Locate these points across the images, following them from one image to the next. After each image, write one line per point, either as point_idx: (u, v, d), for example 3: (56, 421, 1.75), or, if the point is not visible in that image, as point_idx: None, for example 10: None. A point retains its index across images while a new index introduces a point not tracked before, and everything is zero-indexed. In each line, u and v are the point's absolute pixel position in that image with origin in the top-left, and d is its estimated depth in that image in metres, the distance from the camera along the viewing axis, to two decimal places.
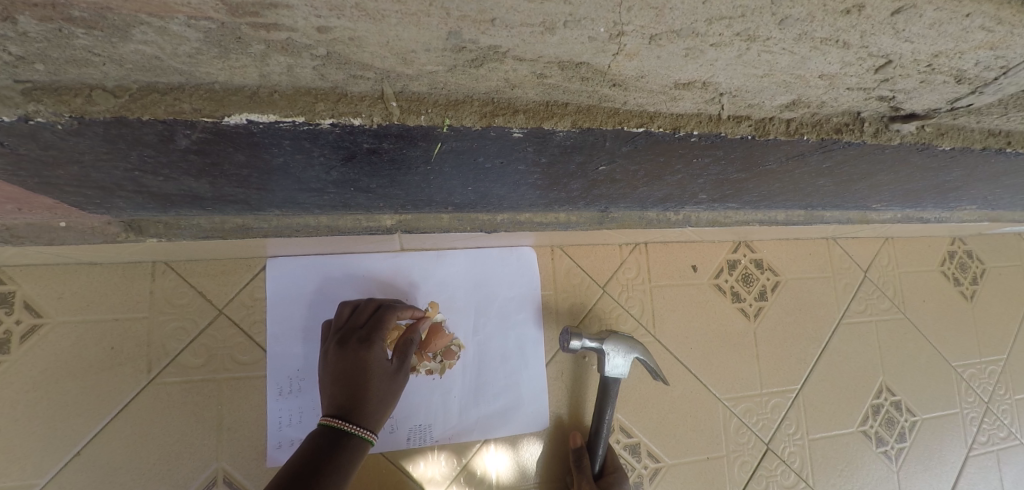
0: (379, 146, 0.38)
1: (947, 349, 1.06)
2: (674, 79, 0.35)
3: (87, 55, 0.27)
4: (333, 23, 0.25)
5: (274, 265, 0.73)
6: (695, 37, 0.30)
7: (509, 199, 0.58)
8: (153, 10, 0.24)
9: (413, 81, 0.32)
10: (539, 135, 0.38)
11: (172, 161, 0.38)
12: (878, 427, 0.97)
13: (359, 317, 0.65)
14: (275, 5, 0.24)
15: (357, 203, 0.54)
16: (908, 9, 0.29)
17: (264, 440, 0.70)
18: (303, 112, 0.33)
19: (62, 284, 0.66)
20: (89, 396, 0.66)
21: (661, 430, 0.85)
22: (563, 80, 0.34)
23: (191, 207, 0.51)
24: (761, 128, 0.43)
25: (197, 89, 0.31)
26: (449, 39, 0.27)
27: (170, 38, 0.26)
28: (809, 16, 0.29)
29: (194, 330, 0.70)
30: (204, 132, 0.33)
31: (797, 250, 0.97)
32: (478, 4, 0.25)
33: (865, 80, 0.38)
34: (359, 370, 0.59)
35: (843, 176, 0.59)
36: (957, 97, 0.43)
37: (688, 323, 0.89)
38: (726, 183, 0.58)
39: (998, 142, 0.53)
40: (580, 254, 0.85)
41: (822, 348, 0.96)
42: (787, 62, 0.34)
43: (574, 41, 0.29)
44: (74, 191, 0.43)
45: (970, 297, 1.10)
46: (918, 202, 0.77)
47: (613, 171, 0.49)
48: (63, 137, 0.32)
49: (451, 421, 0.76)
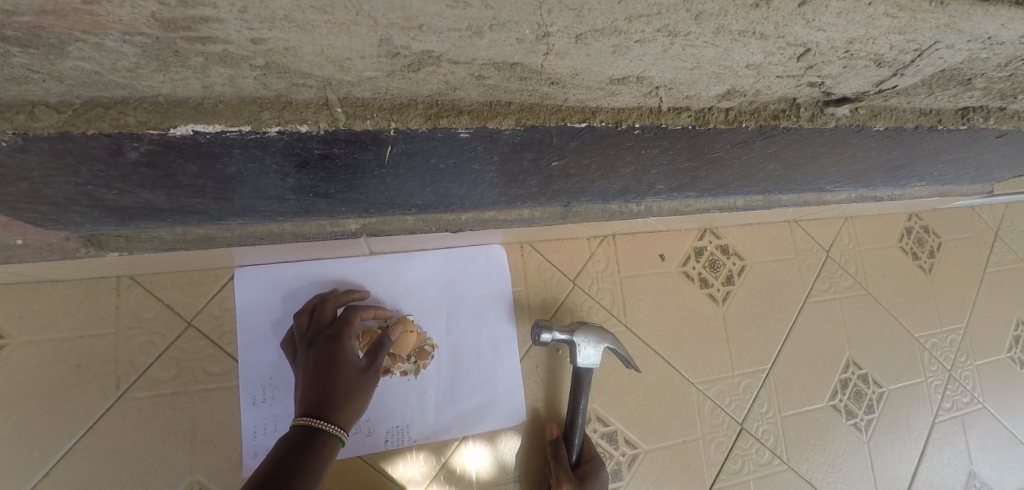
0: (330, 151, 0.39)
1: (909, 322, 1.10)
2: (608, 75, 0.37)
3: (25, 73, 0.27)
4: (266, 35, 0.26)
5: (243, 275, 0.73)
6: (619, 35, 0.32)
7: (471, 197, 0.59)
8: (85, 28, 0.25)
9: (355, 87, 0.34)
10: (485, 134, 0.40)
11: (124, 174, 0.38)
12: (848, 401, 1.01)
13: (321, 320, 0.68)
14: (206, 20, 0.25)
15: (319, 208, 0.54)
16: (813, 1, 0.31)
17: (239, 449, 0.70)
18: (249, 121, 0.34)
19: (25, 303, 0.66)
20: (60, 415, 0.66)
21: (637, 417, 0.87)
22: (502, 80, 0.35)
23: (151, 219, 0.51)
24: (701, 118, 0.46)
25: (141, 102, 0.32)
26: (381, 45, 0.29)
27: (108, 54, 0.27)
28: (722, 11, 0.31)
29: (163, 342, 0.70)
30: (152, 144, 0.34)
31: (761, 235, 1.00)
32: (403, 12, 0.26)
33: (790, 68, 0.41)
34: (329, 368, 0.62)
35: (790, 160, 0.62)
36: (881, 80, 0.46)
37: (659, 311, 0.91)
38: (680, 173, 0.60)
39: (930, 120, 0.56)
40: (549, 249, 0.86)
41: (790, 327, 1.00)
42: (711, 54, 0.36)
43: (503, 43, 0.30)
44: (27, 208, 0.43)
45: (928, 270, 1.14)
46: (869, 181, 0.81)
47: (566, 165, 0.51)
48: (9, 154, 0.33)
49: (428, 419, 0.78)
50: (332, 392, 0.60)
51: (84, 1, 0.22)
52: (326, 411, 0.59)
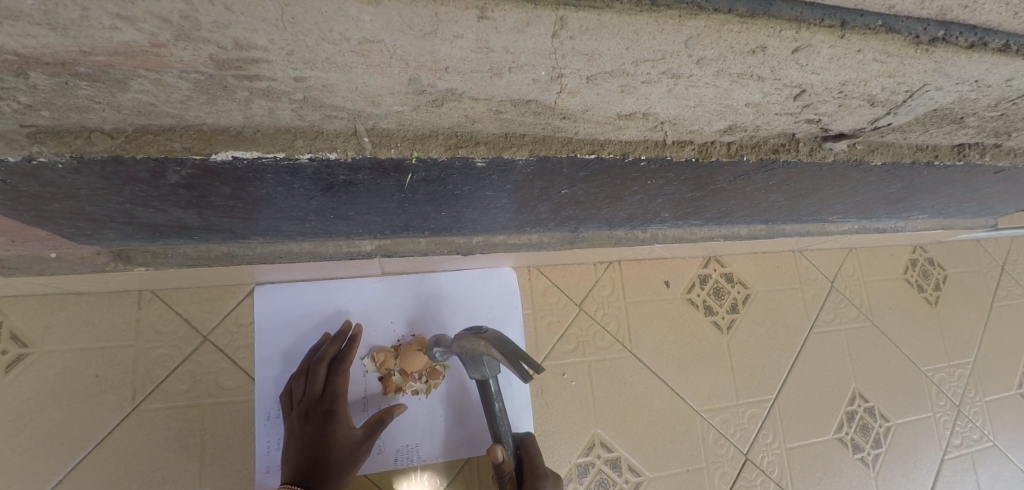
0: (355, 177, 0.42)
1: (916, 355, 1.10)
2: (616, 112, 0.39)
3: (88, 103, 0.30)
4: (307, 73, 0.29)
5: (261, 293, 0.75)
6: (626, 76, 0.34)
7: (483, 222, 0.61)
8: (148, 66, 0.27)
9: (382, 119, 0.36)
10: (500, 163, 0.42)
11: (162, 194, 0.41)
12: (854, 434, 1.00)
13: (316, 389, 0.70)
14: (256, 61, 0.28)
15: (338, 230, 0.57)
16: (806, 48, 0.34)
17: (251, 464, 0.71)
18: (284, 148, 0.36)
19: (50, 314, 0.68)
20: (76, 425, 0.67)
21: (641, 444, 0.87)
22: (517, 114, 0.38)
23: (179, 237, 0.54)
24: (704, 151, 0.48)
25: (186, 130, 0.35)
26: (410, 84, 0.32)
27: (164, 88, 0.30)
28: (721, 56, 0.33)
29: (179, 356, 0.72)
30: (193, 168, 0.36)
31: (765, 264, 1.01)
32: (432, 56, 0.29)
33: (788, 106, 0.43)
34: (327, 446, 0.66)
35: (792, 192, 0.64)
36: (876, 118, 0.48)
37: (664, 337, 0.92)
38: (684, 202, 0.62)
39: (927, 156, 0.58)
40: (557, 274, 0.88)
41: (795, 357, 1.00)
42: (713, 93, 0.38)
43: (520, 83, 0.33)
44: (67, 224, 0.46)
45: (934, 302, 1.15)
46: (871, 213, 0.82)
47: (575, 193, 0.54)
48: (62, 175, 0.35)
49: (437, 439, 0.79)
50: (328, 464, 0.66)
51: (153, 43, 0.25)
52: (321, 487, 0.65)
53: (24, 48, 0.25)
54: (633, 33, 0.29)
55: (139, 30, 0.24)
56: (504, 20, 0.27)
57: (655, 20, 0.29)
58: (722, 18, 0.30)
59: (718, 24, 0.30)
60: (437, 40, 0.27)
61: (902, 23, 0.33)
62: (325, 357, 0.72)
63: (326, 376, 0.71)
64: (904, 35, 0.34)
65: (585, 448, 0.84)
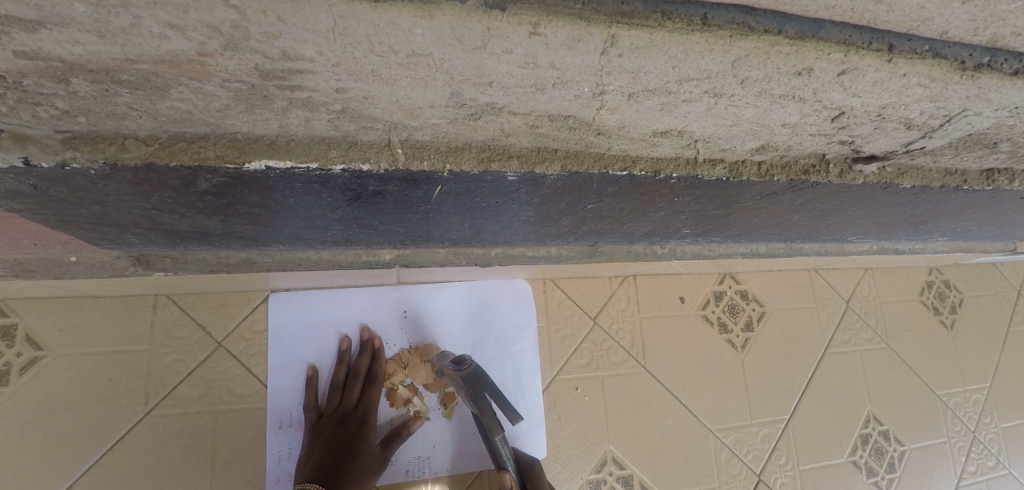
0: (383, 188, 0.41)
1: (931, 378, 1.09)
2: (652, 129, 0.39)
3: (126, 110, 0.30)
4: (350, 85, 0.29)
5: (276, 299, 0.75)
6: (668, 95, 0.34)
7: (504, 235, 0.61)
8: (191, 75, 0.27)
9: (417, 131, 0.36)
10: (531, 178, 0.42)
11: (189, 201, 0.40)
12: (868, 457, 0.99)
13: (351, 400, 0.73)
14: (301, 71, 0.27)
15: (359, 239, 0.57)
16: (852, 71, 0.33)
17: (262, 473, 0.71)
18: (317, 158, 0.36)
19: (65, 316, 0.68)
20: (86, 428, 0.66)
21: (653, 463, 0.86)
22: (553, 129, 0.37)
23: (199, 243, 0.54)
24: (734, 170, 0.47)
25: (221, 138, 0.34)
26: (451, 98, 0.31)
27: (203, 96, 0.29)
28: (766, 77, 0.33)
29: (192, 361, 0.71)
30: (225, 176, 0.36)
31: (781, 281, 1.00)
32: (478, 70, 0.28)
33: (823, 127, 0.43)
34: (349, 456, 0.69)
35: (815, 212, 0.63)
36: (910, 141, 0.47)
37: (678, 354, 0.91)
38: (708, 219, 0.62)
39: (956, 180, 0.57)
40: (572, 286, 0.87)
41: (809, 378, 0.99)
42: (751, 113, 0.38)
43: (562, 99, 0.33)
44: (91, 228, 0.46)
45: (950, 326, 1.13)
46: (891, 234, 0.81)
47: (600, 209, 0.53)
48: (93, 180, 0.35)
49: (449, 453, 0.78)
50: (347, 474, 0.67)
51: (199, 53, 0.25)
52: None
53: (70, 54, 0.24)
54: (682, 52, 0.29)
55: (187, 39, 0.24)
56: (555, 36, 0.26)
57: (706, 40, 0.28)
58: (773, 39, 0.29)
59: (768, 46, 0.29)
60: (485, 55, 0.27)
61: (949, 48, 0.33)
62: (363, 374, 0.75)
63: (362, 392, 0.74)
64: (950, 61, 0.33)
65: (597, 464, 0.83)
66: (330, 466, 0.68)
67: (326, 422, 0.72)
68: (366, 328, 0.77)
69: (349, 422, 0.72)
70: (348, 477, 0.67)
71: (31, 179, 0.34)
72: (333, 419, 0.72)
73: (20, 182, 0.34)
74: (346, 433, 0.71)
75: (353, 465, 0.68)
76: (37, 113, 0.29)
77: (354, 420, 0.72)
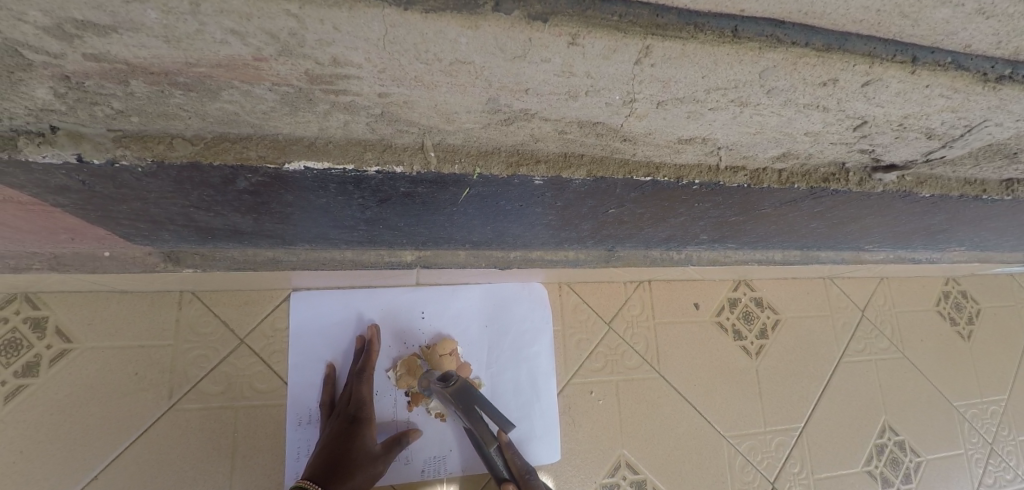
0: (413, 190, 0.42)
1: (948, 389, 1.08)
2: (678, 136, 0.40)
3: (177, 111, 0.31)
4: (392, 90, 0.30)
5: (298, 297, 0.77)
6: (696, 103, 0.35)
7: (525, 237, 0.62)
8: (244, 78, 0.28)
9: (450, 135, 0.37)
10: (558, 182, 0.43)
11: (227, 199, 0.42)
12: (884, 468, 0.98)
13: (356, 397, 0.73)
14: (347, 76, 0.28)
15: (382, 239, 0.58)
16: (876, 82, 0.34)
17: (281, 468, 0.73)
18: (353, 160, 0.37)
19: (94, 311, 0.70)
20: (113, 420, 0.69)
21: (666, 467, 0.86)
22: (581, 135, 0.39)
23: (229, 240, 0.55)
24: (755, 177, 0.48)
25: (263, 139, 0.36)
26: (487, 103, 0.32)
27: (252, 99, 0.31)
28: (792, 87, 0.34)
29: (216, 357, 0.73)
30: (264, 176, 0.37)
31: (795, 289, 1.00)
32: (515, 78, 0.30)
33: (845, 137, 0.43)
34: (349, 452, 0.68)
35: (833, 220, 0.64)
36: (930, 151, 0.48)
37: (692, 359, 0.91)
38: (726, 225, 0.62)
39: (976, 190, 0.57)
40: (587, 290, 0.88)
41: (823, 386, 0.98)
42: (775, 122, 0.39)
43: (593, 106, 0.34)
44: (128, 224, 0.48)
45: (966, 337, 1.12)
46: (908, 244, 0.81)
47: (621, 213, 0.54)
48: (140, 178, 0.37)
49: (464, 453, 0.79)
50: (347, 470, 0.66)
51: (255, 58, 0.26)
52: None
53: (135, 58, 0.26)
54: (712, 63, 0.30)
55: (246, 45, 0.25)
56: (592, 46, 0.27)
57: (736, 52, 0.29)
58: (800, 51, 0.30)
59: (795, 57, 0.30)
60: (524, 63, 0.28)
61: (971, 61, 0.33)
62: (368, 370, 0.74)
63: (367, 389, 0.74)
64: (972, 73, 0.33)
65: (611, 468, 0.83)
66: (330, 460, 0.66)
67: (333, 419, 0.72)
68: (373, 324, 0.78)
69: (354, 418, 0.71)
70: (346, 472, 0.66)
71: (81, 176, 0.35)
72: (339, 416, 0.72)
73: (70, 179, 0.36)
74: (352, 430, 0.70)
75: (354, 462, 0.67)
76: (94, 112, 0.31)
77: (356, 417, 0.71)
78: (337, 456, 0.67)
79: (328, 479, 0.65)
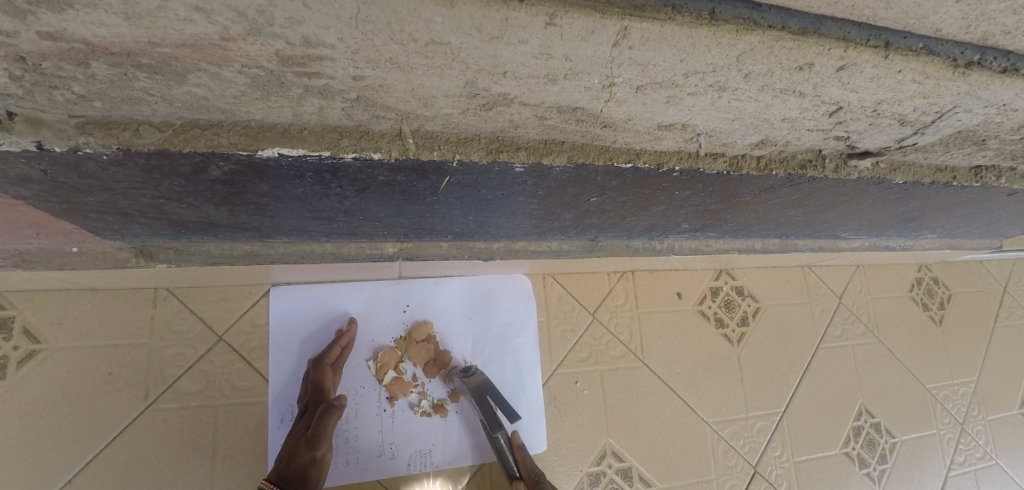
0: (393, 178, 0.42)
1: (922, 372, 1.11)
2: (657, 122, 0.40)
3: (142, 95, 0.30)
4: (367, 73, 0.30)
5: (278, 293, 0.76)
6: (675, 88, 0.35)
7: (507, 228, 0.62)
8: (212, 60, 0.27)
9: (429, 121, 0.37)
10: (538, 170, 0.43)
11: (199, 190, 0.41)
12: (861, 449, 1.01)
13: (325, 379, 0.71)
14: (321, 58, 0.28)
15: (363, 231, 0.57)
16: (850, 67, 0.34)
17: (263, 466, 0.72)
18: (329, 147, 0.36)
19: (64, 309, 0.68)
20: (85, 422, 0.67)
21: (652, 454, 0.87)
22: (561, 121, 0.38)
23: (204, 234, 0.54)
24: (734, 164, 0.49)
25: (234, 125, 0.35)
26: (466, 87, 0.32)
27: (221, 83, 0.30)
28: (769, 71, 0.34)
29: (193, 355, 0.71)
30: (237, 164, 0.36)
31: (775, 278, 1.02)
32: (492, 61, 0.29)
33: (821, 123, 0.44)
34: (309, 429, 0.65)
35: (811, 207, 0.65)
36: (903, 137, 0.48)
37: (675, 349, 0.92)
38: (707, 214, 0.63)
39: (946, 177, 0.59)
40: (570, 282, 0.89)
41: (803, 372, 1.01)
42: (753, 107, 0.39)
43: (572, 90, 0.34)
44: (96, 217, 0.46)
45: (939, 321, 1.16)
46: (883, 231, 0.84)
47: (603, 202, 0.54)
48: (105, 167, 0.35)
49: (449, 446, 0.79)
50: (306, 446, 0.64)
51: (223, 37, 0.25)
52: (290, 467, 0.63)
53: (95, 36, 0.25)
54: (690, 46, 0.30)
55: (212, 23, 0.24)
56: (570, 27, 0.27)
57: (714, 34, 0.29)
58: (776, 34, 0.30)
59: (772, 40, 0.30)
60: (502, 45, 0.28)
61: (942, 46, 0.34)
62: (335, 353, 0.74)
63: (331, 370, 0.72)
64: (943, 58, 0.34)
65: (597, 457, 0.84)
66: (293, 441, 0.65)
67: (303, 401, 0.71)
68: (353, 320, 0.77)
69: (319, 397, 0.69)
70: (304, 449, 0.64)
71: (42, 164, 0.34)
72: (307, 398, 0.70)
73: (31, 168, 0.34)
74: (305, 419, 0.67)
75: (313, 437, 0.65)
76: (53, 96, 0.29)
77: (319, 396, 0.69)
78: (300, 435, 0.65)
79: (289, 458, 0.64)
